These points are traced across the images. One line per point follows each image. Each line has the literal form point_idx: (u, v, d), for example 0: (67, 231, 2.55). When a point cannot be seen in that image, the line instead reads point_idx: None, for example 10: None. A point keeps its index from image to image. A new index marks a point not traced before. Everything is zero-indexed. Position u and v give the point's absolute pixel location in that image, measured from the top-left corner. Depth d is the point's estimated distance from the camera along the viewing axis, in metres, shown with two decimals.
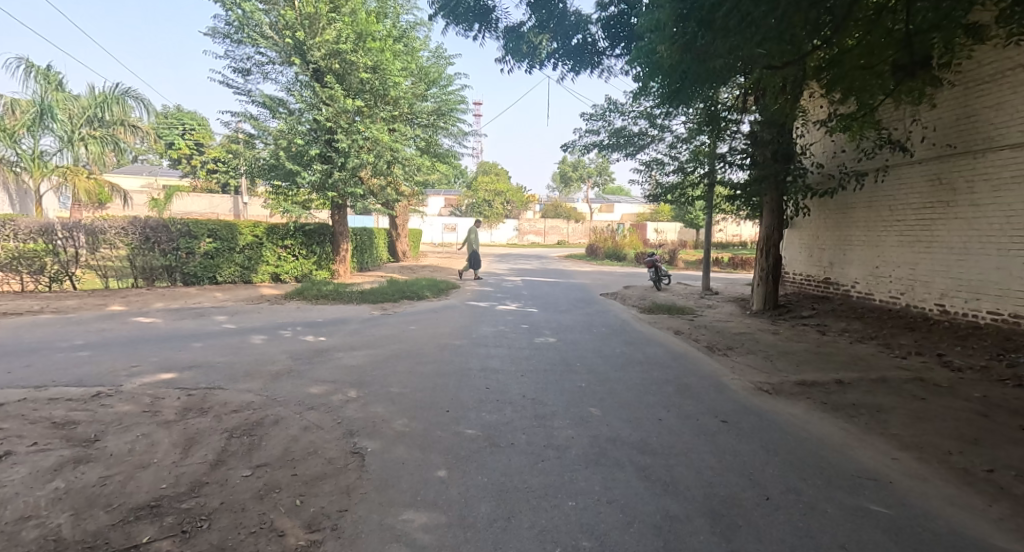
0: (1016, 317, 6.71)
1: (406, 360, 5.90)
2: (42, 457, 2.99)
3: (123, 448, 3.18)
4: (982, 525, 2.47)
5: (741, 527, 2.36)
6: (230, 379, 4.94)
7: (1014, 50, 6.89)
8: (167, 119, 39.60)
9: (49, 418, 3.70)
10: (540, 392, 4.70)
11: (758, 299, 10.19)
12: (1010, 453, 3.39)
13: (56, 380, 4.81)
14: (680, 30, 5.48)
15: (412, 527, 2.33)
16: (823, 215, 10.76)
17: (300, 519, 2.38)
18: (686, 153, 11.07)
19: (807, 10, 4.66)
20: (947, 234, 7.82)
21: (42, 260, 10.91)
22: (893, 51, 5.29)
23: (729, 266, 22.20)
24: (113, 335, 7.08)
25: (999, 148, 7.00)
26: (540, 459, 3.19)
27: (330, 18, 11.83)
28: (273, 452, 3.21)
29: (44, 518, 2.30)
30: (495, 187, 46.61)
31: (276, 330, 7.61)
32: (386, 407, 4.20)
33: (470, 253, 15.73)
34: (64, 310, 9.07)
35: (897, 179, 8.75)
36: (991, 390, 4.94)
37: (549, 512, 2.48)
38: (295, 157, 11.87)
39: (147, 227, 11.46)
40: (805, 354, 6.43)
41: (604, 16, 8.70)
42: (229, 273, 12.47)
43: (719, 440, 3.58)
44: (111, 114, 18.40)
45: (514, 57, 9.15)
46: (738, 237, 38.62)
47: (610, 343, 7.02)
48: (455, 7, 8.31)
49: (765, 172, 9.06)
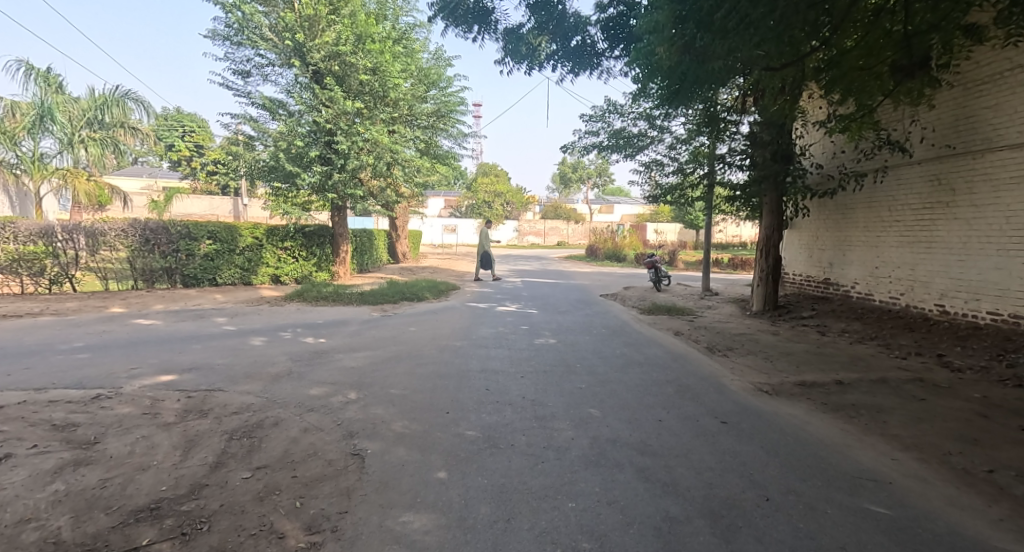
0: (1016, 317, 6.72)
1: (407, 361, 5.91)
2: (42, 460, 3.00)
3: (123, 451, 3.18)
4: (982, 525, 2.47)
5: (741, 528, 2.36)
6: (229, 381, 4.93)
7: (1013, 50, 6.91)
8: (167, 120, 39.61)
9: (49, 420, 3.70)
10: (540, 393, 4.70)
11: (758, 300, 10.18)
12: (1010, 453, 3.39)
13: (56, 383, 4.81)
14: (680, 32, 5.50)
15: (412, 528, 2.33)
16: (823, 215, 10.78)
17: (300, 521, 2.38)
18: (685, 154, 11.08)
19: (805, 11, 4.67)
20: (946, 234, 7.82)
21: (42, 262, 10.92)
22: (892, 51, 5.26)
23: (729, 267, 22.20)
24: (113, 337, 7.09)
25: (999, 148, 7.01)
26: (540, 460, 3.19)
27: (330, 20, 11.86)
28: (273, 453, 3.21)
29: (44, 521, 2.31)
30: (495, 188, 46.62)
31: (276, 331, 7.62)
32: (386, 408, 4.20)
33: (484, 255, 15.78)
34: (64, 312, 9.07)
35: (896, 179, 8.76)
36: (991, 390, 4.95)
37: (549, 513, 2.48)
38: (295, 159, 11.87)
39: (147, 229, 11.47)
40: (805, 355, 6.44)
41: (603, 17, 8.72)
42: (229, 275, 12.48)
43: (719, 441, 3.59)
44: (111, 116, 18.50)
45: (514, 59, 9.17)
46: (737, 237, 38.65)
47: (610, 344, 7.02)
48: (455, 9, 8.33)
49: (764, 173, 9.06)
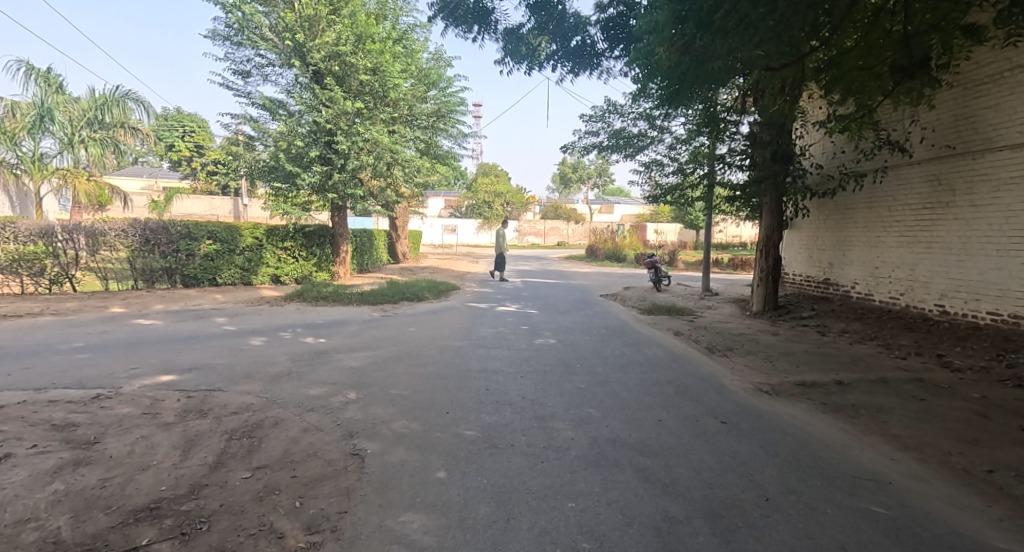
0: (1016, 317, 6.72)
1: (407, 362, 5.91)
2: (42, 459, 3.00)
3: (123, 450, 3.18)
4: (982, 525, 2.48)
5: (741, 528, 2.36)
6: (229, 381, 4.93)
7: (1013, 51, 6.90)
8: (167, 120, 39.58)
9: (49, 420, 3.70)
10: (540, 393, 4.71)
11: (758, 300, 10.18)
12: (1009, 453, 3.40)
13: (56, 383, 4.81)
14: (680, 32, 5.49)
15: (412, 528, 2.33)
16: (822, 215, 10.78)
17: (300, 521, 2.38)
18: (685, 154, 11.09)
19: (805, 11, 4.66)
20: (946, 234, 7.82)
21: (42, 263, 10.91)
22: (892, 52, 5.26)
23: (729, 267, 22.21)
24: (113, 337, 7.09)
25: (998, 149, 7.01)
26: (540, 460, 3.19)
27: (330, 20, 11.87)
28: (273, 453, 3.21)
29: (43, 520, 2.31)
30: (496, 188, 46.62)
31: (276, 331, 7.62)
32: (386, 408, 4.20)
33: (500, 256, 15.74)
34: (64, 312, 9.07)
35: (896, 180, 8.77)
36: (991, 390, 4.95)
37: (549, 513, 2.48)
38: (295, 159, 11.88)
39: (147, 229, 11.49)
40: (804, 355, 6.44)
41: (603, 18, 8.72)
42: (229, 275, 12.49)
43: (718, 441, 3.59)
44: (111, 116, 18.51)
45: (514, 59, 9.17)
46: (737, 237, 38.71)
47: (609, 345, 7.03)
48: (454, 10, 8.34)
49: (764, 173, 9.07)
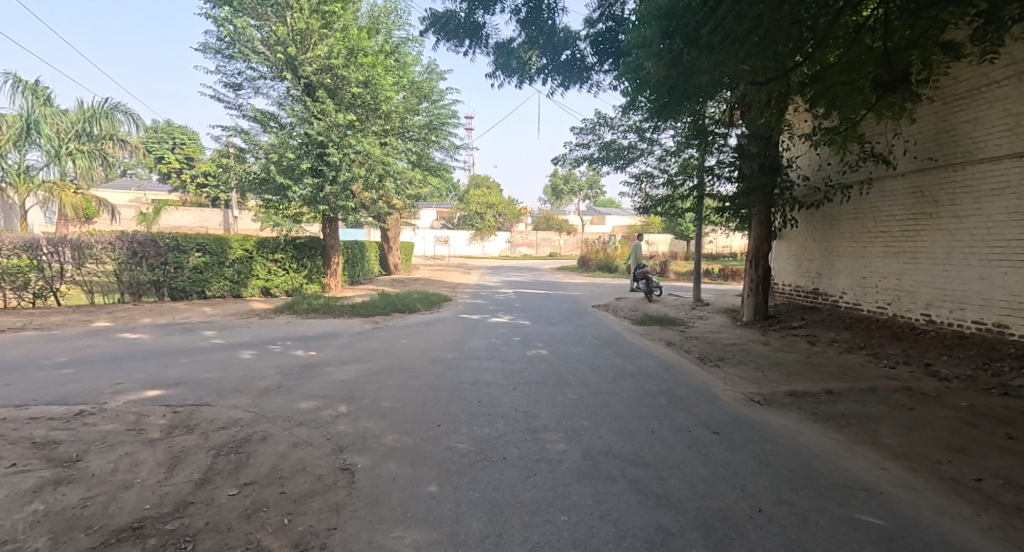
0: (1000, 325, 6.84)
1: (398, 374, 5.84)
2: (20, 479, 2.91)
3: (105, 468, 3.10)
4: (970, 533, 2.49)
5: (735, 539, 2.35)
6: (217, 396, 4.84)
7: (989, 66, 7.11)
8: (156, 133, 39.63)
9: (30, 438, 3.61)
10: (532, 405, 4.69)
11: (748, 310, 10.28)
12: (997, 461, 3.43)
13: (37, 400, 4.68)
14: (667, 47, 5.62)
15: (402, 544, 2.29)
16: (810, 226, 10.98)
17: (288, 538, 2.33)
18: (675, 166, 11.24)
19: (788, 27, 4.83)
20: (929, 245, 7.98)
21: (26, 276, 10.67)
22: (874, 67, 5.37)
23: (720, 276, 22.31)
24: (98, 351, 6.93)
25: (979, 161, 7.19)
26: (531, 473, 3.17)
27: (321, 34, 11.94)
28: (261, 469, 3.16)
29: (21, 542, 2.23)
30: (489, 199, 47.51)
31: (266, 344, 7.51)
32: (377, 422, 4.15)
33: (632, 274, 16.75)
34: (48, 327, 8.87)
35: (881, 192, 8.96)
36: (978, 399, 5.01)
37: (542, 527, 2.46)
38: (285, 171, 11.85)
39: (134, 242, 11.34)
40: (795, 365, 6.50)
41: (592, 32, 8.92)
42: (218, 288, 12.37)
43: (710, 452, 3.59)
44: (100, 129, 18.17)
45: (504, 72, 9.37)
46: (727, 249, 39.44)
47: (601, 356, 7.02)
48: (445, 24, 8.49)
49: (752, 185, 9.26)
